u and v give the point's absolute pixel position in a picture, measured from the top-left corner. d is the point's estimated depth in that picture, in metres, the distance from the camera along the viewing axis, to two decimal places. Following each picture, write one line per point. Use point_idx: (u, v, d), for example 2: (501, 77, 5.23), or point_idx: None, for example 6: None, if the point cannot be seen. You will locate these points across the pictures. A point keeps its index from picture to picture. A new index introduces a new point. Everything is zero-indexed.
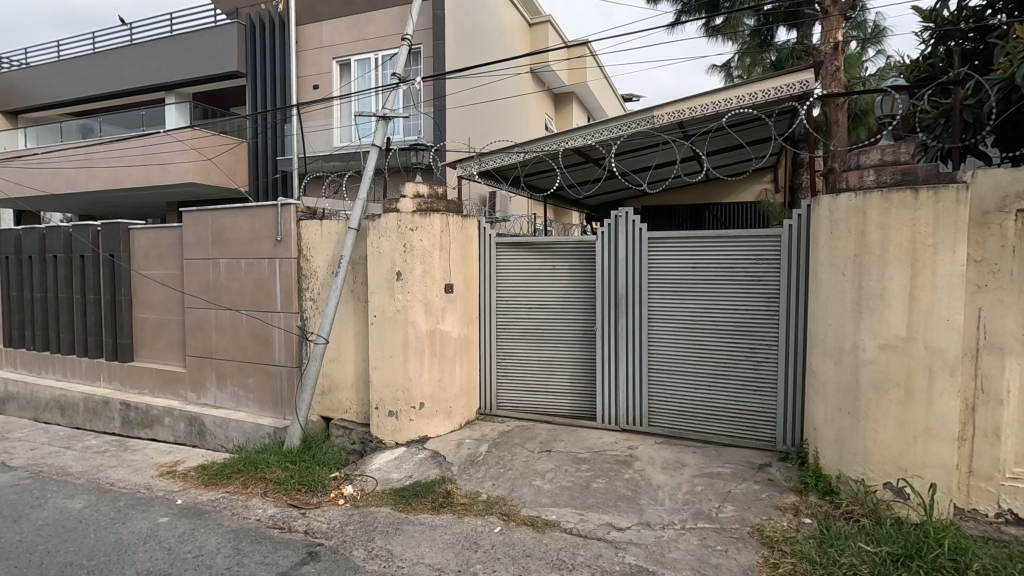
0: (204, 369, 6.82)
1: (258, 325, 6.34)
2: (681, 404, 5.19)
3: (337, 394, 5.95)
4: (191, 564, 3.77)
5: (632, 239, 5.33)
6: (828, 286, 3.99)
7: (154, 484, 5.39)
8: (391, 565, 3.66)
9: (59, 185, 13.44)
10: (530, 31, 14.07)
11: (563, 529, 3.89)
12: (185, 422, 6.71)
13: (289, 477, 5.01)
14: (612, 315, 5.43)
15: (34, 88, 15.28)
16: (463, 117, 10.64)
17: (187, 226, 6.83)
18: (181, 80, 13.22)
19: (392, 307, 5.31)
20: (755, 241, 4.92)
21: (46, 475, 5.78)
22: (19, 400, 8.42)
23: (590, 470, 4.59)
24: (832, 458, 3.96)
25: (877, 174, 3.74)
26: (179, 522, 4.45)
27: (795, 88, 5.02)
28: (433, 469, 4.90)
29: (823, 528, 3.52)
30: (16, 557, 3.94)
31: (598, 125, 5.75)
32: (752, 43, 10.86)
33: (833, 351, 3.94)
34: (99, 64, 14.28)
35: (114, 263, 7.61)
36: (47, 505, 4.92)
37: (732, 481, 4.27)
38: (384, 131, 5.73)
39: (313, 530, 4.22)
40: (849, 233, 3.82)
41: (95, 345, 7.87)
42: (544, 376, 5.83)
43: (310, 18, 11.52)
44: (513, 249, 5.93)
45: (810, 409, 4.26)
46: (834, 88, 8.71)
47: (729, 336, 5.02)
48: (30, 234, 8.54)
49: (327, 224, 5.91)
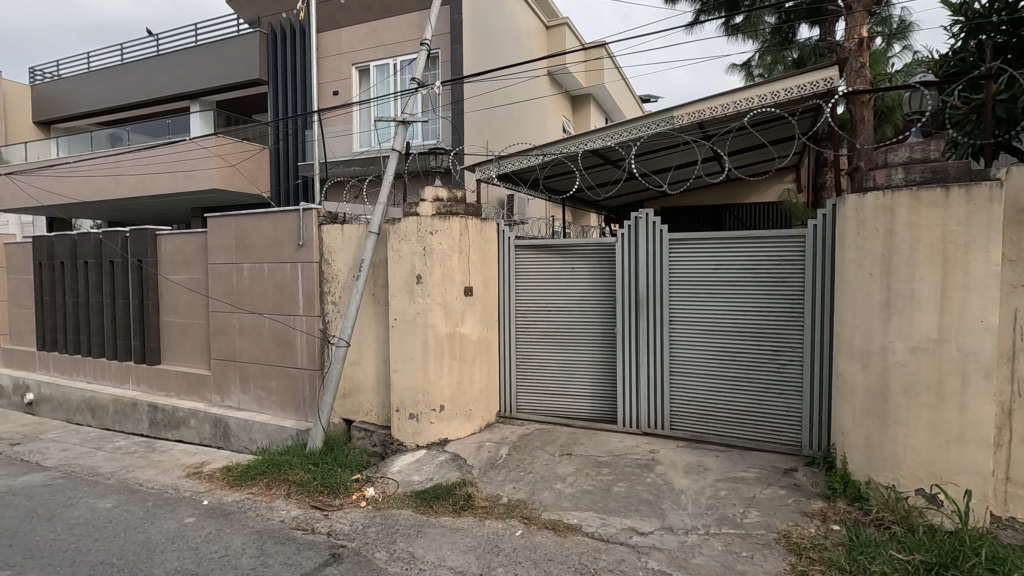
0: (228, 372, 6.93)
1: (280, 328, 6.44)
2: (703, 406, 5.12)
3: (359, 397, 6.00)
4: (218, 564, 3.82)
5: (653, 241, 5.28)
6: (855, 288, 3.91)
7: (181, 484, 5.50)
8: (413, 567, 3.67)
9: (88, 192, 13.81)
10: (547, 34, 14.06)
11: (585, 533, 3.86)
12: (210, 424, 6.83)
13: (312, 479, 5.07)
14: (633, 317, 5.38)
15: (66, 99, 15.77)
16: (480, 121, 10.67)
17: (212, 231, 6.96)
18: (205, 88, 13.51)
19: (411, 310, 5.35)
20: (778, 241, 4.84)
21: (78, 475, 5.93)
22: (51, 402, 8.67)
23: (611, 474, 4.56)
24: (861, 463, 3.88)
25: (905, 173, 3.66)
26: (206, 523, 4.53)
27: (818, 85, 4.94)
28: (454, 471, 4.91)
29: (853, 535, 3.43)
30: (50, 555, 4.04)
31: (618, 126, 5.72)
32: (773, 41, 10.60)
33: (860, 354, 3.85)
34: (127, 73, 14.70)
35: (141, 268, 7.79)
36: (79, 505, 5.04)
37: (757, 486, 4.21)
38: (404, 135, 5.78)
39: (336, 531, 4.26)
40: (876, 233, 3.75)
41: (124, 348, 8.06)
42: (564, 379, 5.80)
43: (331, 25, 11.69)
44: (532, 251, 5.91)
45: (836, 413, 4.18)
46: (858, 85, 8.48)
47: (752, 339, 4.95)
48: (63, 240, 8.80)
49: (349, 228, 5.97)
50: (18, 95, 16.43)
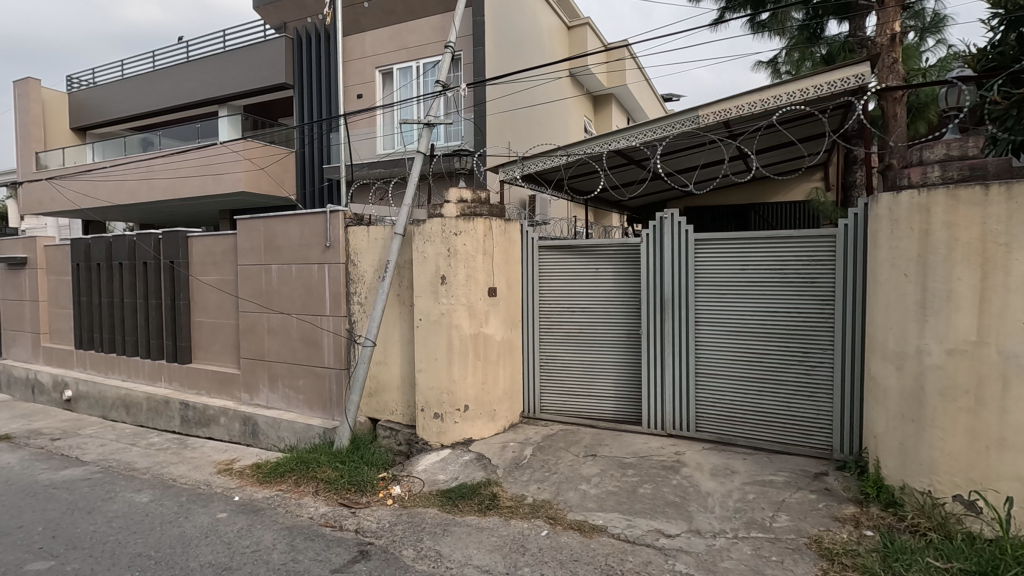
0: (258, 371, 7.07)
1: (308, 327, 6.55)
2: (730, 408, 5.06)
3: (384, 396, 6.08)
4: (250, 558, 3.91)
5: (678, 241, 5.23)
6: (888, 288, 3.83)
7: (213, 481, 5.64)
8: (440, 565, 3.70)
9: (122, 195, 14.22)
10: (569, 34, 14.03)
11: (611, 534, 3.85)
12: (239, 422, 6.98)
13: (339, 477, 5.15)
14: (658, 318, 5.33)
15: (102, 106, 16.28)
16: (502, 122, 10.69)
17: (242, 233, 7.11)
18: (233, 93, 13.81)
19: (436, 311, 5.40)
20: (808, 240, 4.76)
21: (115, 470, 6.12)
22: (88, 399, 8.96)
23: (637, 475, 4.54)
24: (894, 468, 3.79)
25: (942, 170, 3.56)
26: (237, 518, 4.64)
27: (850, 82, 4.84)
28: (478, 471, 4.94)
29: (887, 541, 3.36)
30: (90, 546, 4.18)
31: (642, 126, 5.68)
32: (800, 38, 10.37)
33: (894, 356, 3.77)
34: (158, 80, 15.11)
35: (173, 269, 8.00)
36: (116, 498, 5.20)
37: (786, 490, 4.14)
38: (428, 137, 5.83)
39: (363, 529, 4.32)
40: (911, 232, 3.66)
41: (156, 348, 8.28)
42: (589, 380, 5.79)
43: (355, 29, 11.84)
44: (556, 251, 5.91)
45: (869, 416, 4.09)
46: (891, 81, 8.26)
47: (780, 339, 4.87)
48: (99, 242, 9.08)
49: (374, 229, 6.06)
50: (56, 103, 17.00)
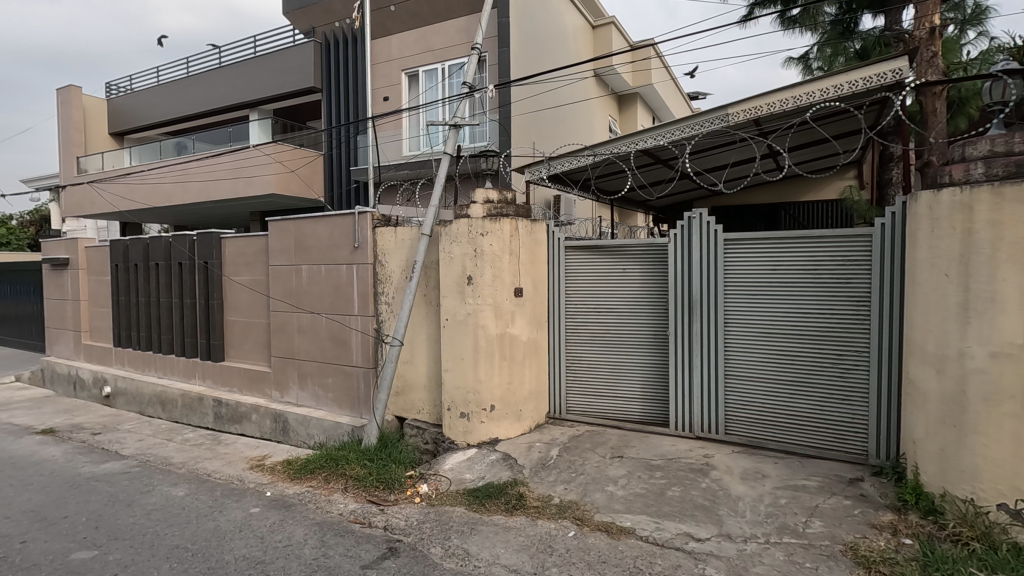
0: (288, 369, 7.21)
1: (337, 327, 6.66)
2: (761, 411, 4.97)
3: (411, 395, 6.15)
4: (282, 553, 3.99)
5: (707, 241, 5.16)
6: (928, 288, 3.71)
7: (246, 476, 5.78)
8: (468, 564, 3.72)
9: (157, 198, 14.65)
10: (594, 33, 13.97)
11: (639, 536, 3.82)
12: (270, 419, 7.13)
13: (368, 474, 5.22)
14: (686, 319, 5.27)
15: (138, 112, 16.80)
16: (527, 123, 10.71)
17: (273, 234, 7.26)
18: (263, 98, 14.12)
19: (463, 311, 5.44)
20: (842, 240, 4.65)
21: (152, 464, 6.31)
22: (126, 395, 9.26)
23: (664, 478, 4.49)
24: (935, 474, 3.67)
25: (986, 167, 3.45)
26: (269, 513, 4.74)
27: (886, 77, 4.71)
28: (505, 471, 4.95)
29: (928, 550, 3.25)
30: (131, 538, 4.33)
31: (670, 125, 5.63)
32: (833, 33, 10.07)
33: (933, 359, 3.65)
34: (192, 85, 15.54)
35: (207, 269, 8.21)
36: (154, 492, 5.37)
37: (819, 495, 4.05)
38: (455, 138, 5.86)
39: (392, 526, 4.37)
40: (953, 231, 3.55)
41: (191, 346, 8.51)
42: (615, 381, 5.75)
43: (381, 32, 11.98)
44: (582, 252, 5.89)
45: (906, 421, 3.98)
46: (930, 76, 7.99)
47: (812, 341, 4.77)
48: (136, 244, 9.37)
49: (402, 230, 6.13)
50: (95, 109, 17.58)
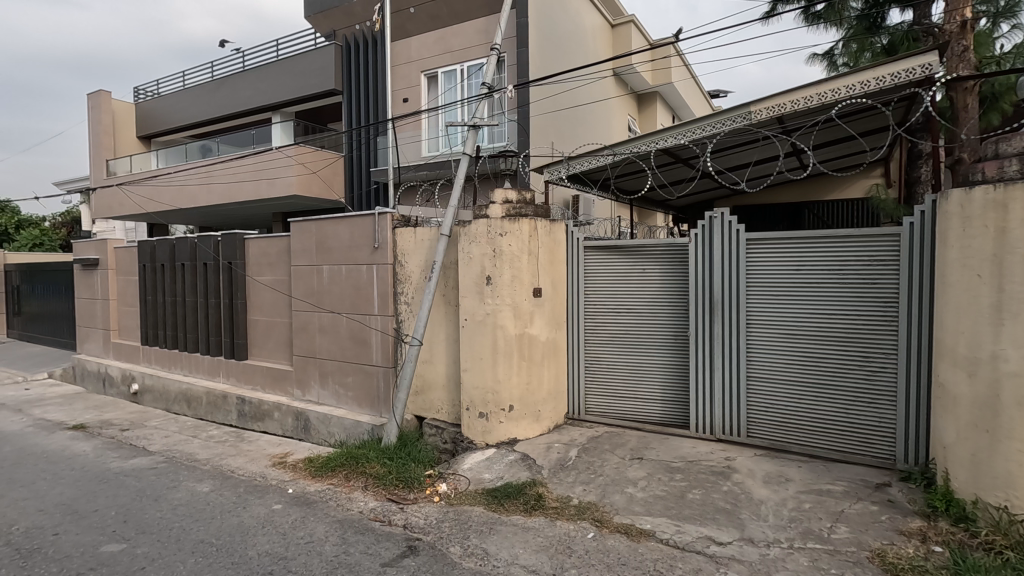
0: (310, 368, 7.30)
1: (357, 326, 6.72)
2: (784, 413, 4.89)
3: (430, 395, 6.19)
4: (303, 550, 4.04)
5: (729, 241, 5.09)
6: (959, 289, 3.61)
7: (268, 473, 5.87)
8: (487, 564, 3.72)
9: (183, 200, 14.96)
10: (613, 32, 13.89)
11: (659, 539, 3.78)
12: (292, 417, 7.23)
13: (387, 473, 5.26)
14: (707, 320, 5.21)
15: (165, 116, 17.19)
16: (546, 123, 10.69)
17: (295, 235, 7.36)
18: (285, 100, 14.34)
19: (481, 311, 5.46)
20: (869, 240, 4.55)
21: (178, 460, 6.45)
22: (153, 392, 9.47)
23: (685, 480, 4.44)
24: (966, 481, 3.56)
25: (1020, 164, 3.34)
26: (291, 510, 4.80)
27: (915, 73, 4.59)
28: (523, 471, 4.95)
29: (958, 559, 3.16)
30: (158, 532, 4.42)
31: (690, 123, 5.57)
32: (859, 28, 9.76)
33: (965, 362, 3.55)
34: (217, 89, 15.84)
35: (231, 269, 8.36)
36: (180, 487, 5.49)
37: (845, 500, 3.97)
38: (474, 139, 5.88)
39: (412, 525, 4.39)
40: (985, 229, 3.45)
41: (215, 345, 8.68)
42: (634, 382, 5.71)
43: (400, 34, 12.07)
44: (601, 252, 5.86)
45: (936, 425, 3.87)
46: (961, 70, 7.76)
47: (837, 343, 4.68)
48: (163, 245, 9.59)
49: (421, 230, 6.16)
50: (124, 113, 18.03)
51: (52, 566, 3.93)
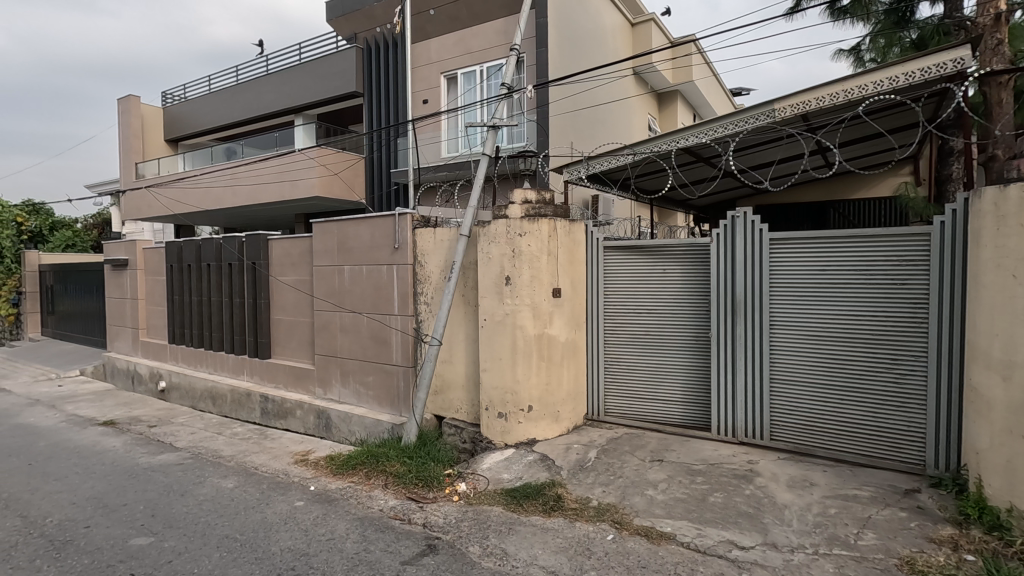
0: (331, 367, 7.39)
1: (377, 326, 6.79)
2: (809, 416, 4.80)
3: (449, 394, 6.22)
4: (325, 546, 4.09)
5: (752, 241, 5.01)
6: (993, 290, 3.50)
7: (291, 470, 5.96)
8: (507, 564, 3.72)
9: (209, 202, 15.28)
10: (633, 31, 13.79)
11: (679, 542, 3.74)
12: (314, 415, 7.33)
13: (407, 471, 5.30)
14: (729, 321, 5.14)
15: (192, 119, 17.58)
16: (566, 123, 10.65)
17: (317, 236, 7.46)
18: (308, 103, 14.55)
19: (501, 311, 5.46)
20: (898, 240, 4.44)
21: (204, 457, 6.59)
22: (179, 390, 9.69)
23: (706, 483, 4.39)
24: (1000, 488, 3.45)
25: None
26: (313, 507, 4.87)
27: (946, 67, 4.45)
28: (543, 471, 4.94)
29: (993, 569, 3.06)
30: (184, 527, 4.52)
31: (712, 122, 5.50)
32: (887, 23, 9.52)
33: (999, 365, 3.44)
34: (241, 92, 16.15)
35: (255, 269, 8.52)
36: (205, 483, 5.60)
37: (872, 506, 3.88)
38: (493, 139, 5.89)
39: (431, 523, 4.42)
40: (1021, 228, 3.34)
41: (240, 344, 8.84)
42: (655, 383, 5.65)
43: (420, 36, 12.15)
44: (621, 252, 5.83)
45: (969, 430, 3.76)
46: (995, 64, 7.32)
47: (864, 345, 4.57)
48: (190, 245, 9.80)
49: (440, 231, 6.19)
50: (153, 118, 18.50)
51: (83, 558, 4.04)
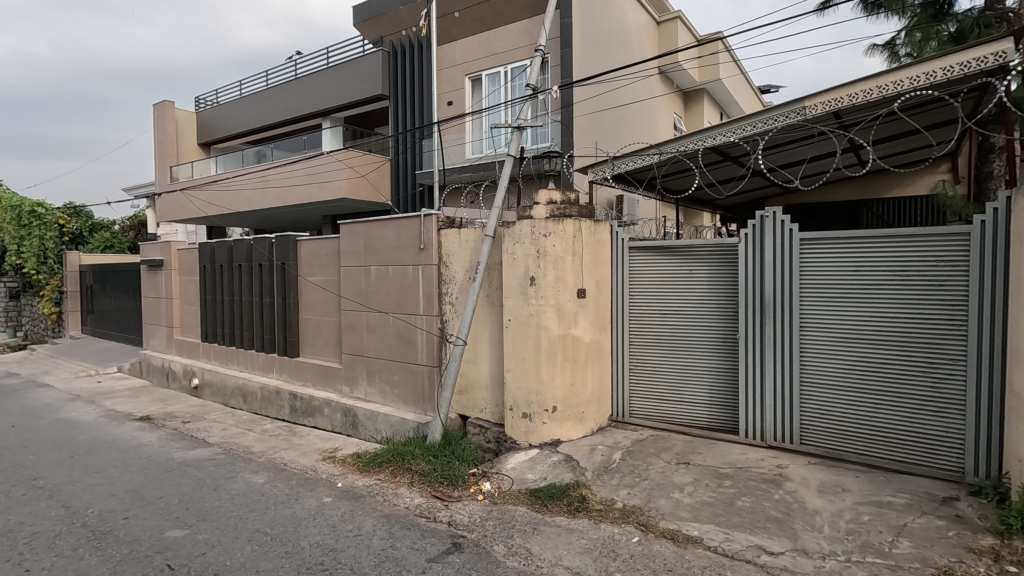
0: (357, 366, 7.50)
1: (403, 326, 6.87)
2: (840, 421, 4.69)
3: (473, 394, 6.26)
4: (353, 542, 4.16)
5: (781, 241, 4.92)
6: None
7: (319, 467, 6.08)
8: (531, 564, 3.73)
9: (240, 204, 15.65)
10: (659, 30, 13.66)
11: (706, 546, 3.70)
12: (341, 413, 7.46)
13: (432, 470, 5.35)
14: (758, 322, 5.04)
15: (224, 123, 18.04)
16: (590, 123, 10.62)
17: (344, 237, 7.59)
18: (336, 106, 14.79)
19: (525, 311, 5.47)
20: (935, 241, 4.31)
21: (236, 452, 6.76)
22: (212, 386, 9.95)
23: (734, 487, 4.32)
24: None
25: None
26: (340, 504, 4.96)
27: (987, 61, 4.28)
28: (567, 472, 4.93)
29: None
30: (217, 520, 4.65)
31: (741, 120, 5.42)
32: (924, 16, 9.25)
33: None
34: (271, 97, 16.52)
35: (284, 270, 8.70)
36: (237, 478, 5.75)
37: (907, 514, 3.77)
38: (518, 140, 5.90)
39: (456, 522, 4.45)
40: None
41: (269, 342, 9.04)
42: (681, 385, 5.59)
43: (446, 39, 12.25)
44: (647, 252, 5.78)
45: (1012, 437, 3.63)
46: None
47: (900, 348, 4.45)
48: (221, 246, 10.06)
49: (465, 231, 6.24)
50: (186, 122, 19.02)
51: (122, 548, 4.18)
